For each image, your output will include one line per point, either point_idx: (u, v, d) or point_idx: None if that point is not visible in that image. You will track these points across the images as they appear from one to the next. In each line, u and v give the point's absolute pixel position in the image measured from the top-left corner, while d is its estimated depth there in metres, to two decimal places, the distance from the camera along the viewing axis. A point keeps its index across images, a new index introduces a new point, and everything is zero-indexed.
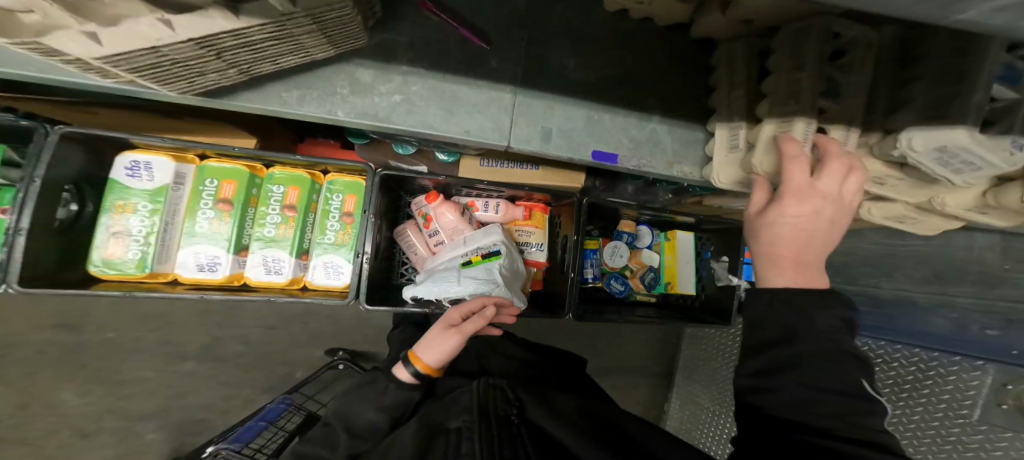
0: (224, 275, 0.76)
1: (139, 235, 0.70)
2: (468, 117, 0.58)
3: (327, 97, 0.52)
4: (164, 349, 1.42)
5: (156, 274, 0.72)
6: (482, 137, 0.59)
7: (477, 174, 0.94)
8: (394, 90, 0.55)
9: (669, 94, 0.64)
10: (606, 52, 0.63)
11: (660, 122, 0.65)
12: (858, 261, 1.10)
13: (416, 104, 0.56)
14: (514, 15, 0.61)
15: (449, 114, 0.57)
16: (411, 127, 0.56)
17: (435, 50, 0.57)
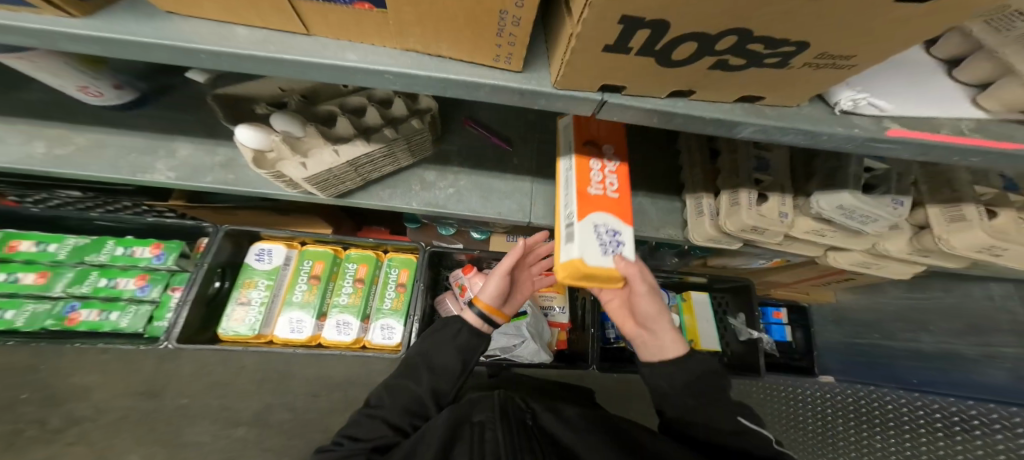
0: (308, 336, 0.92)
1: (257, 303, 0.92)
2: (500, 202, 0.77)
3: (405, 194, 0.74)
4: (220, 416, 1.37)
5: (260, 336, 0.90)
6: (510, 216, 0.76)
7: (503, 247, 1.12)
8: (448, 185, 0.76)
9: (652, 177, 0.83)
10: None
11: (646, 198, 0.82)
12: (891, 318, 1.22)
13: (463, 194, 0.76)
14: (527, 130, 0.84)
15: (487, 201, 0.76)
16: (463, 211, 0.74)
17: (476, 154, 0.79)
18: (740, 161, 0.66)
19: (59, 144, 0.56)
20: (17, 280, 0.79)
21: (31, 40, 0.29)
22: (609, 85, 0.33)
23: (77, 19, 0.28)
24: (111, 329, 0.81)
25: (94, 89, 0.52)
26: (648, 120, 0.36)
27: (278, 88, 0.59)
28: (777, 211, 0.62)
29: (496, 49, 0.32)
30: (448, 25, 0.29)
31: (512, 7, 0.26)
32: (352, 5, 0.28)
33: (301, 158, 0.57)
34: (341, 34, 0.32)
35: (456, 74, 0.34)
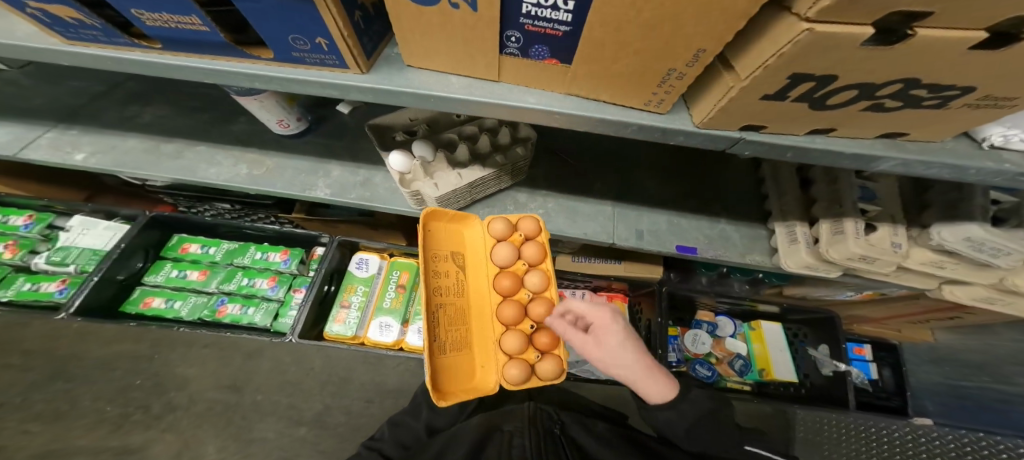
0: (393, 339, 0.96)
1: (354, 304, 0.99)
2: (585, 223, 0.81)
3: (500, 213, 0.80)
4: (284, 413, 1.38)
5: (355, 337, 0.95)
6: (595, 237, 0.79)
7: (568, 268, 1.14)
8: (538, 207, 0.82)
9: (734, 204, 0.83)
10: (675, 178, 0.87)
11: (728, 223, 0.82)
12: (1002, 359, 1.06)
13: (552, 214, 0.81)
14: (600, 156, 0.88)
15: (573, 221, 0.81)
16: (571, 233, 0.79)
17: (562, 179, 0.85)
18: (842, 186, 0.64)
19: (256, 167, 0.72)
20: (188, 276, 0.96)
21: (332, 91, 0.42)
22: (749, 124, 0.36)
23: (358, 75, 0.41)
24: (249, 322, 0.93)
25: (286, 122, 0.71)
26: (777, 154, 0.39)
27: (409, 118, 0.73)
28: (888, 241, 0.60)
29: (651, 94, 0.37)
30: (613, 75, 0.35)
31: (682, 65, 0.31)
32: (543, 60, 0.36)
33: (434, 181, 0.70)
34: (523, 82, 0.41)
35: (613, 114, 0.40)
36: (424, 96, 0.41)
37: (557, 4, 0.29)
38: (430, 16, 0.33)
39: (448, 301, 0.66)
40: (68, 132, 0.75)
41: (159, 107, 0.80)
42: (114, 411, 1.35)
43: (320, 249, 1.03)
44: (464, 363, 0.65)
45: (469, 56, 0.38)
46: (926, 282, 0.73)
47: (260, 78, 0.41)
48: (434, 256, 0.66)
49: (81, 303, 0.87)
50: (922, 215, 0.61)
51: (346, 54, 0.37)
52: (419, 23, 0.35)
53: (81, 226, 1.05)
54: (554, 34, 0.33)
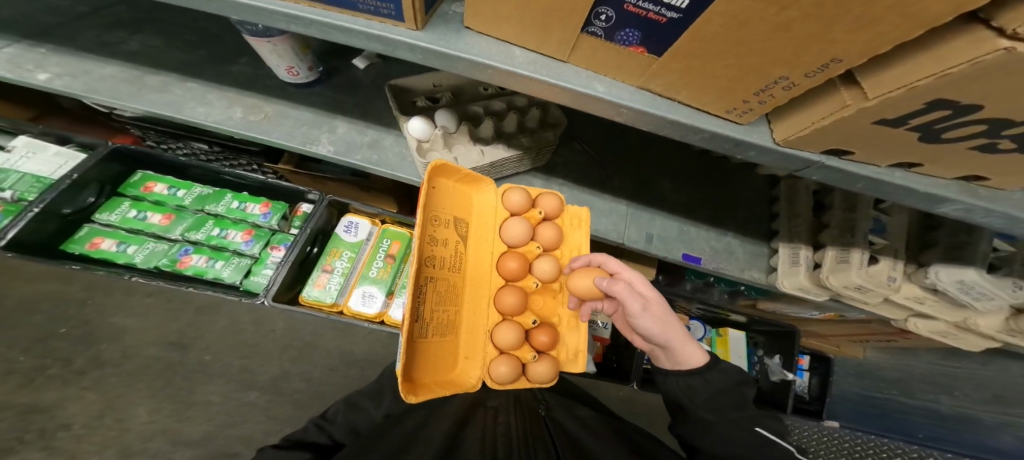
0: (375, 312, 0.85)
1: (338, 269, 0.86)
2: (597, 218, 0.72)
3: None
4: (235, 376, 1.20)
5: (333, 305, 0.84)
6: (605, 235, 0.71)
7: None
8: None
9: (754, 217, 0.76)
10: (695, 178, 0.78)
11: (734, 236, 0.75)
12: (919, 380, 1.21)
13: None
14: (624, 145, 0.79)
15: None
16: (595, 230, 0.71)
17: (578, 171, 0.76)
18: (856, 220, 0.60)
19: (253, 111, 0.60)
20: (148, 219, 0.76)
21: (377, 44, 0.36)
22: (836, 149, 0.29)
23: (411, 30, 0.35)
24: (213, 278, 0.76)
25: (296, 70, 0.60)
26: (847, 184, 0.33)
27: (433, 83, 0.65)
28: (885, 275, 0.59)
29: (740, 101, 0.29)
30: (706, 77, 0.28)
31: (797, 74, 0.24)
32: (628, 47, 0.29)
33: (455, 156, 0.62)
34: (592, 65, 0.34)
35: (686, 117, 0.32)
36: (479, 65, 0.35)
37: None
38: None
39: (442, 276, 0.58)
40: (35, 48, 0.59)
41: (150, 37, 0.64)
42: (32, 364, 1.14)
43: (307, 206, 0.87)
44: (449, 351, 0.59)
45: (542, 26, 0.31)
46: (897, 312, 0.78)
47: (303, 21, 0.35)
48: (435, 218, 0.56)
49: (13, 238, 0.67)
50: (922, 253, 0.62)
51: (406, 5, 0.32)
52: None
53: (25, 147, 0.74)
54: (655, 19, 0.25)
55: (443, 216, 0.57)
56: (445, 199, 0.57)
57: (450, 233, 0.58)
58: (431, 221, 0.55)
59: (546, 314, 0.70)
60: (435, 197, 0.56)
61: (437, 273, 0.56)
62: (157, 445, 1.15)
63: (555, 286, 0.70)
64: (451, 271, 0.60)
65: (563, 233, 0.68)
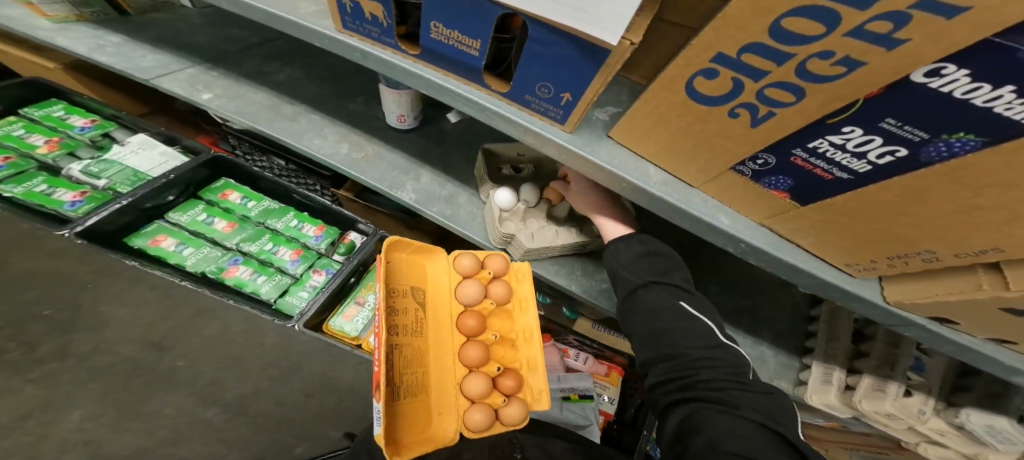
0: None
1: (369, 303, 0.85)
2: None
3: (566, 274, 0.70)
4: (199, 390, 1.03)
5: (355, 339, 0.80)
6: None
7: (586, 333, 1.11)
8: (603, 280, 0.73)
9: (788, 328, 0.80)
10: (734, 284, 0.83)
11: (769, 349, 0.77)
12: None
13: None
14: (678, 241, 0.85)
15: None
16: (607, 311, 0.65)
17: None
18: (897, 355, 0.67)
19: (356, 149, 0.70)
20: (213, 224, 0.81)
21: (530, 138, 0.42)
22: (941, 317, 0.36)
23: (564, 132, 0.41)
24: (250, 292, 0.76)
25: (404, 117, 0.71)
26: (936, 342, 0.39)
27: (519, 153, 0.70)
28: (916, 407, 0.63)
29: (868, 261, 0.36)
30: (840, 228, 0.34)
31: (946, 253, 0.29)
32: (773, 190, 0.35)
33: (528, 230, 0.65)
34: (720, 197, 0.40)
35: (800, 262, 0.39)
36: (615, 175, 0.40)
37: (863, 155, 0.27)
38: (694, 112, 0.32)
39: (405, 341, 0.63)
40: (209, 71, 0.79)
41: (295, 71, 0.84)
42: None
43: (355, 235, 0.89)
44: (420, 411, 0.60)
45: (688, 156, 0.38)
46: (909, 437, 0.76)
47: (476, 105, 0.42)
48: (393, 290, 0.62)
49: (89, 226, 0.67)
50: (954, 394, 0.66)
51: (576, 114, 0.38)
52: (661, 110, 0.35)
53: (138, 145, 0.85)
54: (820, 174, 0.31)
55: (400, 287, 0.63)
56: (400, 271, 0.63)
57: (407, 302, 0.64)
58: (389, 295, 0.61)
59: (511, 360, 0.69)
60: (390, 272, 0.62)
61: (399, 338, 0.61)
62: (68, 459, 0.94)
63: (515, 335, 0.69)
64: (414, 335, 0.64)
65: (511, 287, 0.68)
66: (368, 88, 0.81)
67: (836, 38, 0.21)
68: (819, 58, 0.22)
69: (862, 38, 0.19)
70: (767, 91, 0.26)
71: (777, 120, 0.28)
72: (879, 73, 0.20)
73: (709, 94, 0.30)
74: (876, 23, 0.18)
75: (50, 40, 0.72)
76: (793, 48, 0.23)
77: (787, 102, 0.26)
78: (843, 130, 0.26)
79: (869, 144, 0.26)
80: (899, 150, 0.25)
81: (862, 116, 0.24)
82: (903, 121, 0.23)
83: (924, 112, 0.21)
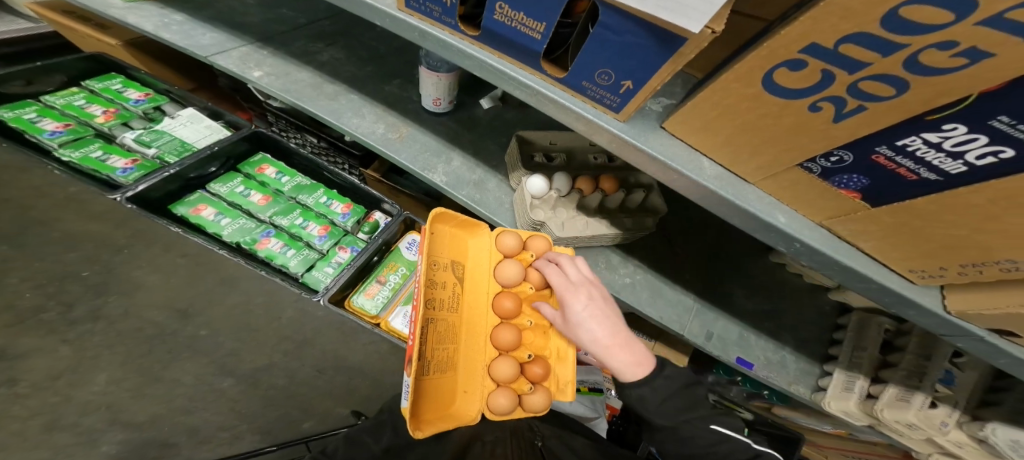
0: None
1: (388, 282, 0.86)
2: (662, 305, 0.72)
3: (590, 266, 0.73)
4: (217, 359, 1.02)
5: (376, 316, 0.81)
6: (668, 323, 0.70)
7: None
8: (627, 273, 0.74)
9: (812, 334, 0.80)
10: (761, 287, 0.82)
11: (790, 353, 0.77)
12: None
13: (637, 287, 0.72)
14: (705, 241, 0.84)
15: (655, 299, 0.72)
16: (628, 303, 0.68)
17: (655, 256, 0.78)
18: (925, 366, 0.66)
19: (393, 131, 0.72)
20: (250, 197, 0.84)
21: (581, 125, 0.45)
22: (1003, 329, 0.36)
23: (615, 121, 0.44)
24: (280, 264, 0.78)
25: (440, 102, 0.73)
26: (988, 353, 0.39)
27: (551, 142, 0.70)
28: (939, 420, 0.62)
29: (936, 268, 0.35)
30: (910, 230, 0.34)
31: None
32: (844, 190, 0.35)
33: (559, 218, 0.66)
34: (778, 195, 0.41)
35: (858, 264, 0.39)
36: (669, 167, 0.42)
37: (960, 156, 0.26)
38: (768, 104, 0.32)
39: (441, 316, 0.62)
40: (260, 51, 0.80)
41: (336, 51, 0.85)
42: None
43: (380, 215, 0.92)
44: (447, 387, 0.61)
45: (750, 150, 0.38)
46: (920, 446, 0.75)
47: (529, 89, 0.46)
48: (434, 262, 0.61)
49: (138, 192, 0.72)
50: (980, 410, 0.66)
51: (634, 103, 0.40)
52: (732, 104, 0.35)
53: (187, 118, 0.88)
54: (904, 174, 0.30)
55: (440, 260, 0.61)
56: (442, 245, 0.62)
57: (446, 276, 0.62)
58: (430, 267, 0.60)
59: (541, 347, 0.69)
60: (433, 244, 0.60)
61: (436, 312, 0.60)
62: (88, 423, 0.90)
63: (548, 323, 0.69)
64: (450, 311, 0.63)
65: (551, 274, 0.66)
66: (405, 72, 0.82)
67: (966, 26, 0.18)
68: (937, 49, 0.20)
69: (998, 28, 0.17)
70: (862, 83, 0.26)
71: (868, 114, 0.27)
72: (1005, 68, 0.18)
73: (787, 85, 0.29)
74: (1017, 12, 0.15)
75: (120, 16, 0.75)
76: (907, 39, 0.21)
77: (884, 96, 0.25)
78: (943, 128, 0.25)
79: (969, 143, 0.24)
80: (1004, 152, 0.23)
81: (970, 113, 0.23)
82: (1017, 119, 0.21)
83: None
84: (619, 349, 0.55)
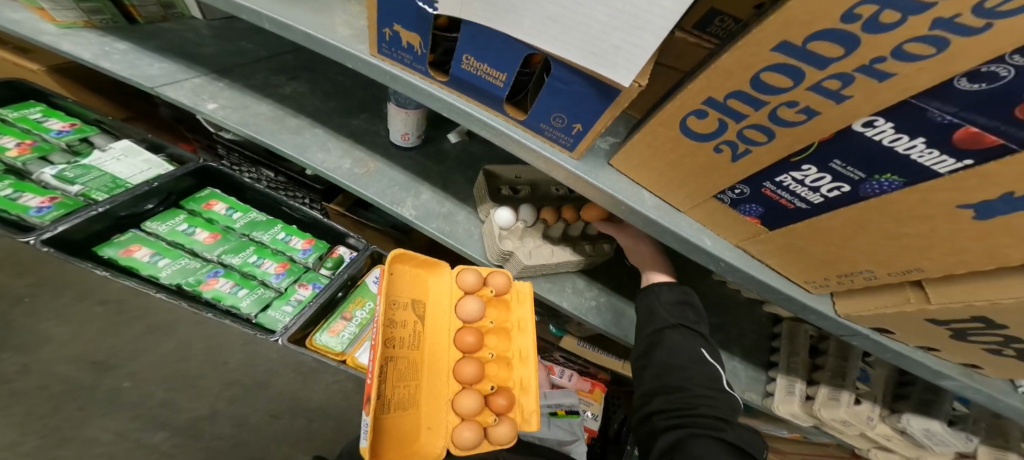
0: None
1: (356, 318, 0.84)
2: (626, 325, 0.76)
3: (558, 291, 0.76)
4: (147, 412, 0.90)
5: (341, 354, 0.78)
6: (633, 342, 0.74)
7: (571, 350, 1.13)
8: (593, 297, 0.78)
9: (757, 343, 0.87)
10: (710, 302, 0.90)
11: (739, 362, 0.83)
12: None
13: (602, 309, 0.76)
14: None
15: (619, 320, 0.76)
16: (597, 326, 0.72)
17: (614, 278, 0.83)
18: (847, 365, 0.75)
19: (359, 165, 0.73)
20: (195, 235, 0.80)
21: (542, 162, 0.50)
22: (879, 327, 0.43)
23: (570, 159, 0.48)
24: (231, 305, 0.74)
25: (408, 136, 0.76)
26: (880, 352, 0.46)
27: (517, 175, 0.75)
28: (865, 414, 0.70)
29: (821, 278, 0.42)
30: (801, 252, 0.41)
31: (882, 272, 0.36)
32: (748, 217, 0.42)
33: (526, 247, 0.68)
34: (704, 222, 0.47)
35: (772, 279, 0.45)
36: (618, 200, 0.47)
37: (817, 189, 0.33)
38: (685, 145, 0.39)
39: (403, 353, 0.61)
40: (215, 81, 0.79)
41: (300, 85, 0.86)
42: None
43: (344, 250, 0.90)
44: (409, 426, 0.59)
45: (676, 185, 0.45)
46: (858, 440, 0.83)
47: (494, 129, 0.50)
48: (395, 302, 0.60)
49: (59, 233, 0.66)
50: (895, 401, 0.75)
51: (585, 142, 0.46)
52: (657, 144, 0.41)
53: (122, 151, 0.83)
54: (784, 204, 0.37)
55: (400, 299, 0.61)
56: (403, 284, 0.62)
57: (407, 315, 0.62)
58: (389, 307, 0.59)
59: (504, 378, 0.69)
60: (393, 284, 0.60)
61: (396, 351, 0.59)
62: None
63: (511, 354, 0.69)
64: (410, 348, 0.63)
65: (511, 308, 0.69)
66: (371, 107, 0.84)
67: (801, 91, 0.27)
68: (787, 107, 0.28)
69: (821, 94, 0.26)
70: (745, 131, 0.33)
71: (752, 157, 0.34)
72: (831, 124, 0.27)
73: (697, 130, 0.36)
74: (830, 81, 0.24)
75: (51, 43, 0.71)
76: (768, 97, 0.29)
77: (760, 142, 0.33)
78: (802, 168, 0.33)
79: (821, 181, 0.32)
80: (843, 186, 0.31)
81: (816, 157, 0.31)
82: (846, 162, 0.29)
83: (865, 157, 0.28)
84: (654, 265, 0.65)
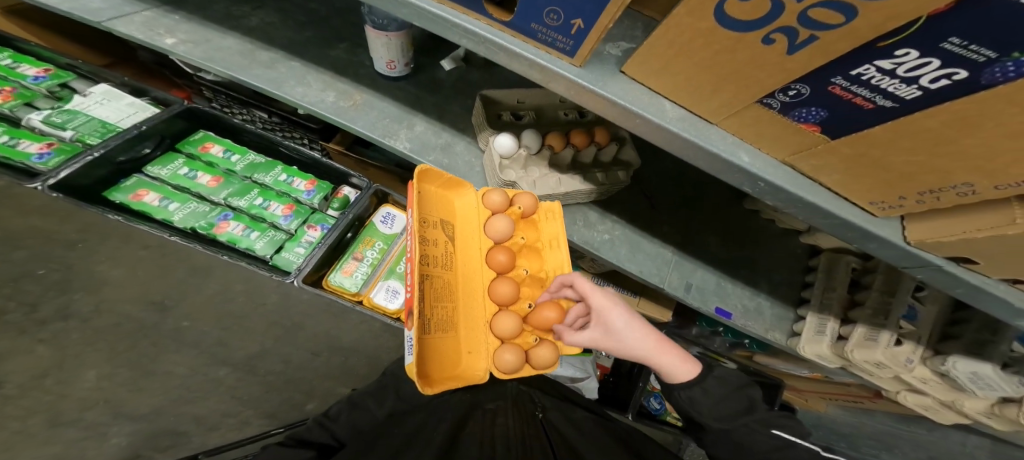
0: (396, 308, 0.81)
1: (367, 258, 0.84)
2: (640, 259, 0.71)
3: (568, 225, 0.72)
4: (207, 350, 0.97)
5: (356, 293, 0.80)
6: (648, 277, 0.70)
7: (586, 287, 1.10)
8: (605, 230, 0.72)
9: (788, 281, 0.80)
10: (737, 234, 0.81)
11: (765, 298, 0.78)
12: None
13: (615, 243, 0.71)
14: (681, 195, 0.82)
15: (634, 254, 0.71)
16: (609, 260, 0.69)
17: (632, 213, 0.76)
18: (890, 302, 0.67)
19: (344, 97, 0.67)
20: (197, 179, 0.80)
21: (535, 71, 0.41)
22: (959, 257, 0.35)
23: (572, 66, 0.40)
24: (246, 248, 0.76)
25: (394, 65, 0.68)
26: (949, 283, 0.38)
27: (518, 100, 0.67)
28: (905, 356, 0.64)
29: (896, 197, 0.34)
30: (872, 165, 0.33)
31: (986, 185, 0.27)
32: (803, 124, 0.33)
33: (530, 177, 0.64)
34: (741, 133, 0.38)
35: (826, 201, 0.38)
36: (631, 113, 0.39)
37: (914, 80, 0.24)
38: (722, 39, 0.28)
39: (436, 274, 0.57)
40: (168, 15, 0.71)
41: (268, 14, 0.76)
42: None
43: (349, 190, 0.89)
44: (449, 347, 0.57)
45: (713, 90, 0.35)
46: (890, 384, 0.79)
47: (475, 37, 0.41)
48: (424, 221, 0.56)
49: (63, 179, 0.67)
50: (942, 343, 0.68)
51: (588, 45, 0.36)
52: (683, 37, 0.31)
53: (102, 95, 0.83)
54: (860, 103, 0.28)
55: (430, 218, 0.57)
56: (431, 203, 0.57)
57: (438, 235, 0.58)
58: (421, 225, 0.55)
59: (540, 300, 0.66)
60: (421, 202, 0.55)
61: (431, 270, 0.56)
62: (91, 418, 0.90)
63: (545, 274, 0.65)
64: (444, 268, 0.59)
65: (540, 228, 0.64)
66: (351, 34, 0.76)
67: None
68: None
69: None
70: (810, 13, 0.23)
71: (819, 45, 0.25)
72: None
73: (741, 18, 0.26)
74: None
75: None
76: None
77: (835, 24, 0.22)
78: (895, 54, 0.23)
79: (923, 68, 0.22)
80: (958, 73, 0.21)
81: (918, 36, 0.21)
82: (969, 39, 0.19)
83: (991, 33, 0.17)
84: (665, 350, 0.54)
